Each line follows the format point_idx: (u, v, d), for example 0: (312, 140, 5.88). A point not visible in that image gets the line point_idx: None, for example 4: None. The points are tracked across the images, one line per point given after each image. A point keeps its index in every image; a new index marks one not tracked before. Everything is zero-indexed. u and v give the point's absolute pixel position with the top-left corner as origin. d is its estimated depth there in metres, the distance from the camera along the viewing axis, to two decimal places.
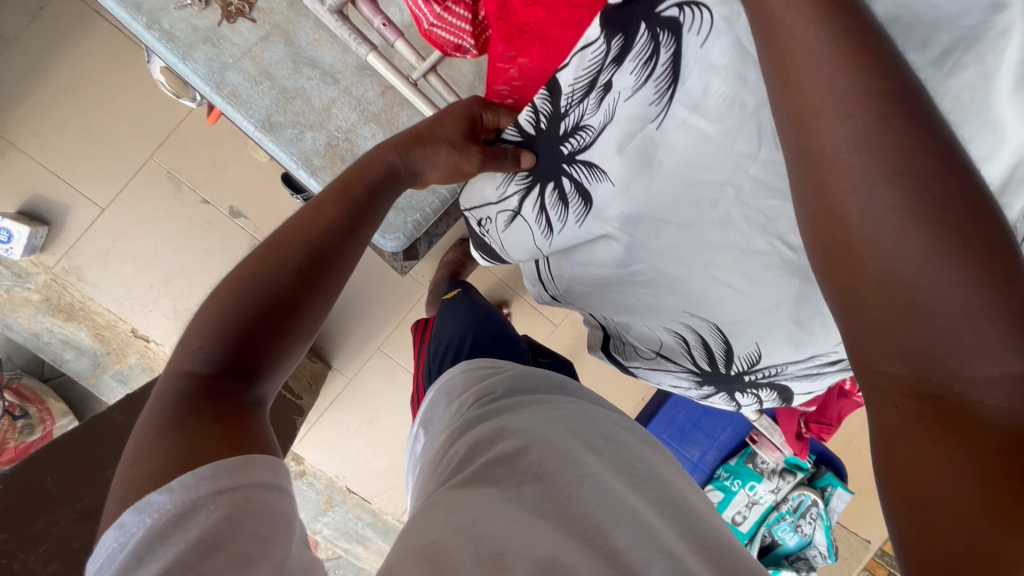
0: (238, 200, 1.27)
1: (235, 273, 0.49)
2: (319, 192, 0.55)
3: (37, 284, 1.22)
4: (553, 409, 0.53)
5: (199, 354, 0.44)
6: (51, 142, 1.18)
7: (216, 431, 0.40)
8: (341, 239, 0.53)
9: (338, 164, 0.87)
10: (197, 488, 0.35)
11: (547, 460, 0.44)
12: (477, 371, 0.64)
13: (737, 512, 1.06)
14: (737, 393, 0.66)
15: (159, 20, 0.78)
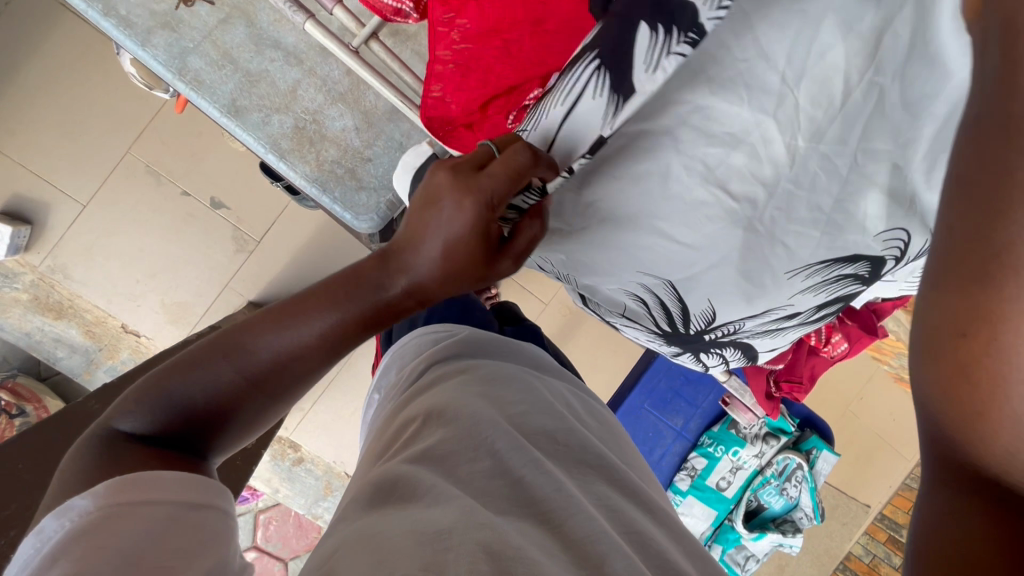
0: (219, 190, 1.26)
1: (190, 350, 0.46)
2: (307, 290, 0.47)
3: (25, 284, 1.23)
4: (501, 381, 0.53)
5: (139, 419, 0.44)
6: (27, 141, 1.18)
7: (144, 459, 0.41)
8: (315, 358, 0.47)
9: (306, 147, 0.85)
10: (119, 496, 0.36)
11: (498, 443, 0.42)
12: (429, 338, 0.65)
13: (722, 477, 1.08)
14: (700, 351, 0.69)
15: (115, 6, 0.76)
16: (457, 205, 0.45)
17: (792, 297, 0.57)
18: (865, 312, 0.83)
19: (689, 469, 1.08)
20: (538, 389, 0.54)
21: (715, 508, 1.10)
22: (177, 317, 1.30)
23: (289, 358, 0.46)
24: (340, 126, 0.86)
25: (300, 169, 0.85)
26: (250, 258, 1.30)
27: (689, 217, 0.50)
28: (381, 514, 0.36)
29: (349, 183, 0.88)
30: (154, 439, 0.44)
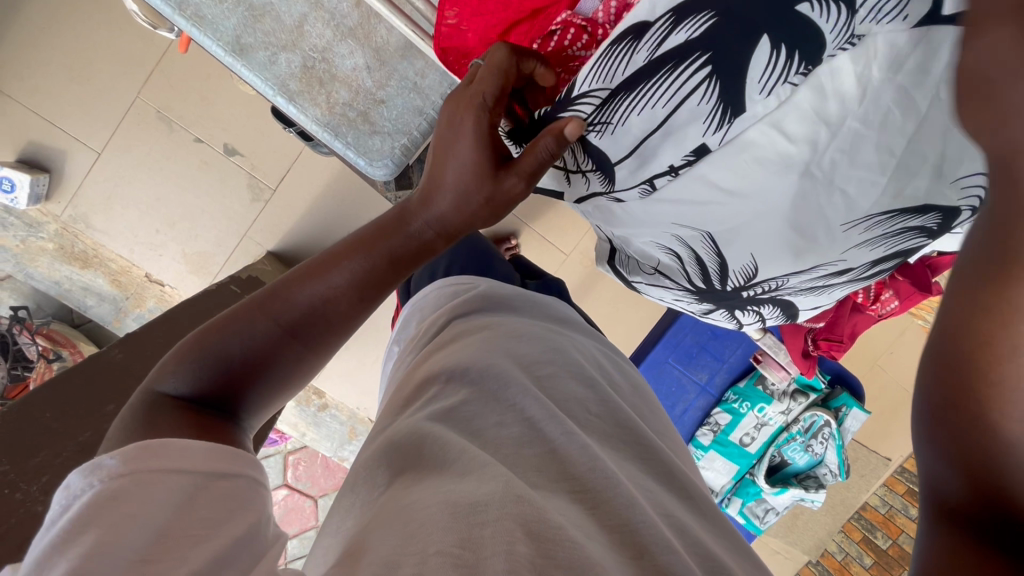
0: (231, 136, 1.23)
1: (230, 311, 0.48)
2: (336, 247, 0.50)
3: (49, 233, 1.24)
4: (527, 340, 0.52)
5: (178, 378, 0.45)
6: (37, 86, 1.15)
7: (174, 421, 0.41)
8: (348, 306, 0.50)
9: (316, 89, 0.81)
10: (145, 463, 0.35)
11: (530, 412, 0.42)
12: (451, 288, 0.66)
13: (746, 433, 1.07)
14: (736, 309, 0.70)
15: None
16: (460, 128, 0.49)
17: (844, 253, 0.54)
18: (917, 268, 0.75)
19: (712, 424, 1.09)
20: (569, 351, 0.53)
21: (737, 463, 1.10)
22: (199, 266, 1.31)
23: (322, 304, 0.49)
24: (350, 65, 0.80)
25: (311, 112, 0.82)
26: (267, 207, 1.28)
27: (732, 162, 0.47)
28: (410, 485, 0.36)
29: (362, 126, 0.84)
30: (191, 397, 0.45)
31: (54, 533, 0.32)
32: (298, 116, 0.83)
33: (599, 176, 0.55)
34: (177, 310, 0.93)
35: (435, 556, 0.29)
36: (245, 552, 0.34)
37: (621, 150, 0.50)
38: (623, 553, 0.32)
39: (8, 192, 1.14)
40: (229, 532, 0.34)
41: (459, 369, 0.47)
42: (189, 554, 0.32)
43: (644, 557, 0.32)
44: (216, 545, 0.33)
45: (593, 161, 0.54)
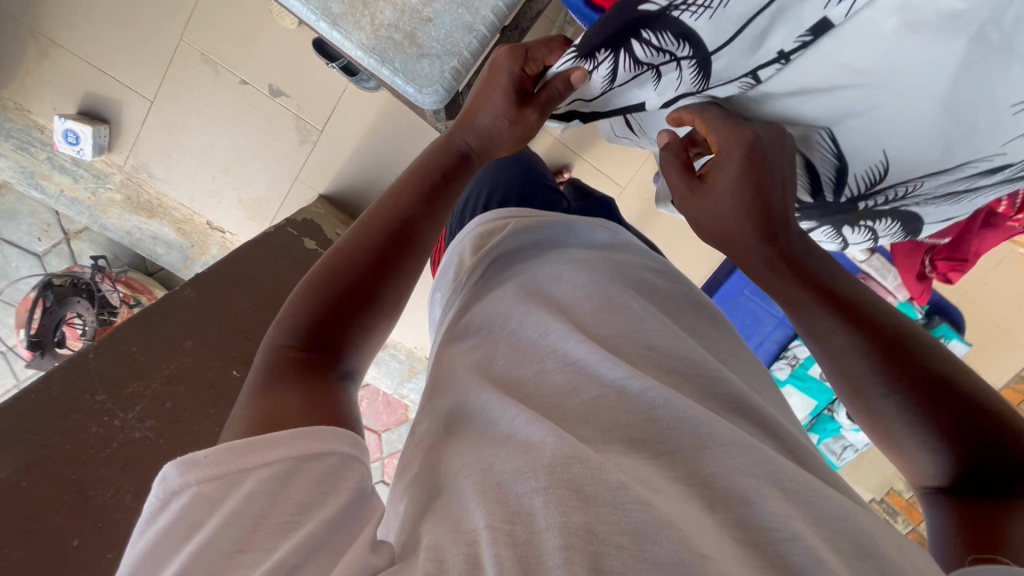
0: (275, 76, 1.20)
1: (327, 259, 0.48)
2: (394, 184, 0.54)
3: (116, 184, 1.28)
4: (582, 274, 0.49)
5: (296, 329, 0.44)
6: (87, 34, 1.15)
7: (280, 382, 0.40)
8: (423, 231, 0.51)
9: (360, 10, 0.76)
10: (246, 460, 0.33)
11: (576, 355, 0.40)
12: (490, 225, 0.62)
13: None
14: (844, 226, 0.66)
15: None
16: (494, 77, 0.57)
17: (1007, 144, 0.46)
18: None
19: (791, 357, 1.05)
20: (628, 282, 0.49)
21: (816, 398, 1.07)
22: (255, 212, 1.33)
23: (397, 235, 0.50)
24: None
25: (355, 37, 0.77)
26: (315, 149, 1.27)
27: (878, 34, 0.40)
28: (461, 449, 0.36)
29: (409, 50, 0.78)
30: (301, 341, 0.43)
31: (161, 540, 0.32)
32: (342, 44, 0.78)
33: (691, 67, 0.50)
34: (241, 253, 0.95)
35: (486, 530, 0.29)
36: (353, 519, 0.34)
37: (720, 37, 0.45)
38: (698, 502, 0.31)
39: (74, 144, 1.19)
40: (333, 510, 0.33)
41: (497, 325, 0.46)
42: (280, 545, 0.31)
43: (718, 508, 0.31)
44: (315, 528, 0.32)
45: (685, 46, 0.47)
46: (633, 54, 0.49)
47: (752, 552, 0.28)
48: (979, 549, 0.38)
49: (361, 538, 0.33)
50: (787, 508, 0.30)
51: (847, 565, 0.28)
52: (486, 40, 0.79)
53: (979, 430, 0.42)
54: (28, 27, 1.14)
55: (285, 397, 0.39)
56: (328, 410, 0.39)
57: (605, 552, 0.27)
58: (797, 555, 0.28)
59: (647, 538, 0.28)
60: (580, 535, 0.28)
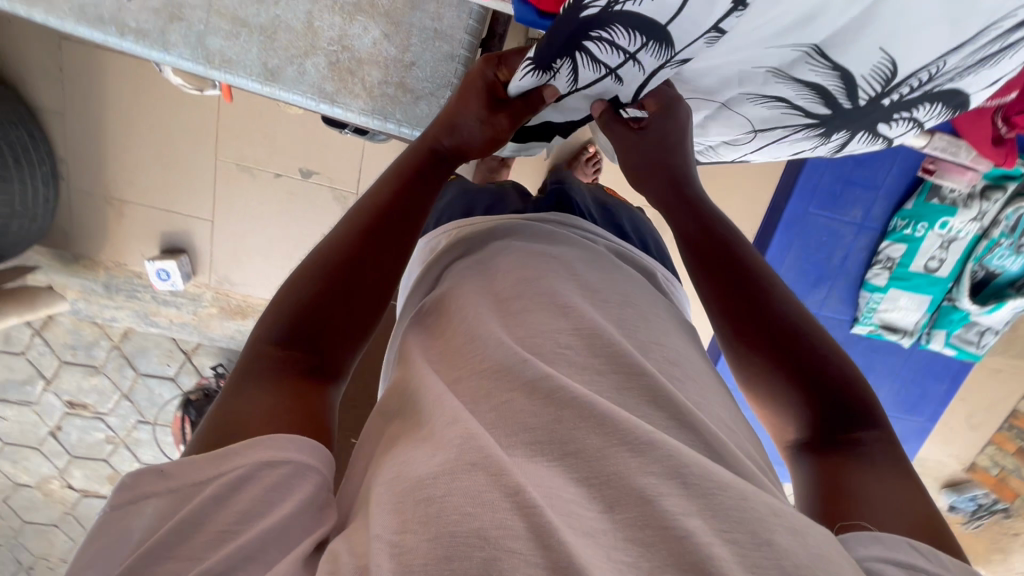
0: (303, 160, 1.29)
1: (314, 256, 0.51)
2: (377, 180, 0.56)
3: (210, 300, 1.44)
4: (512, 269, 0.53)
5: (284, 328, 0.46)
6: (146, 184, 1.31)
7: (257, 372, 0.44)
8: (392, 234, 0.53)
9: (349, 80, 0.80)
10: (202, 471, 0.37)
11: (487, 356, 0.44)
12: (443, 236, 0.65)
13: (930, 257, 0.97)
14: (879, 125, 0.63)
15: (125, 21, 0.76)
16: (469, 87, 0.59)
17: None
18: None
19: (885, 261, 1.01)
20: (557, 271, 0.52)
21: (928, 294, 1.01)
22: None
23: (369, 235, 0.52)
24: (369, 42, 0.78)
25: (356, 106, 0.82)
26: None
27: None
28: (402, 447, 0.41)
29: (404, 99, 0.82)
30: (286, 340, 0.46)
31: (114, 539, 0.36)
32: (345, 115, 0.83)
33: (651, 50, 0.51)
34: None
35: (376, 540, 0.33)
36: (293, 532, 0.36)
37: (667, 15, 0.46)
38: (594, 507, 0.35)
39: (167, 279, 1.35)
40: (274, 521, 0.36)
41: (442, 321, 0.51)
42: (212, 554, 0.35)
43: (614, 509, 0.34)
44: (258, 532, 0.35)
45: (641, 34, 0.49)
46: (590, 53, 0.53)
47: (641, 552, 0.32)
48: (844, 517, 0.41)
49: (296, 551, 0.36)
50: (684, 505, 0.34)
51: (734, 554, 0.32)
52: (469, 62, 0.80)
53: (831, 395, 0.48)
54: (102, 194, 1.32)
55: (262, 399, 0.42)
56: (303, 419, 0.42)
57: (496, 555, 0.31)
58: (689, 551, 0.31)
59: (530, 547, 0.31)
60: (471, 543, 0.32)
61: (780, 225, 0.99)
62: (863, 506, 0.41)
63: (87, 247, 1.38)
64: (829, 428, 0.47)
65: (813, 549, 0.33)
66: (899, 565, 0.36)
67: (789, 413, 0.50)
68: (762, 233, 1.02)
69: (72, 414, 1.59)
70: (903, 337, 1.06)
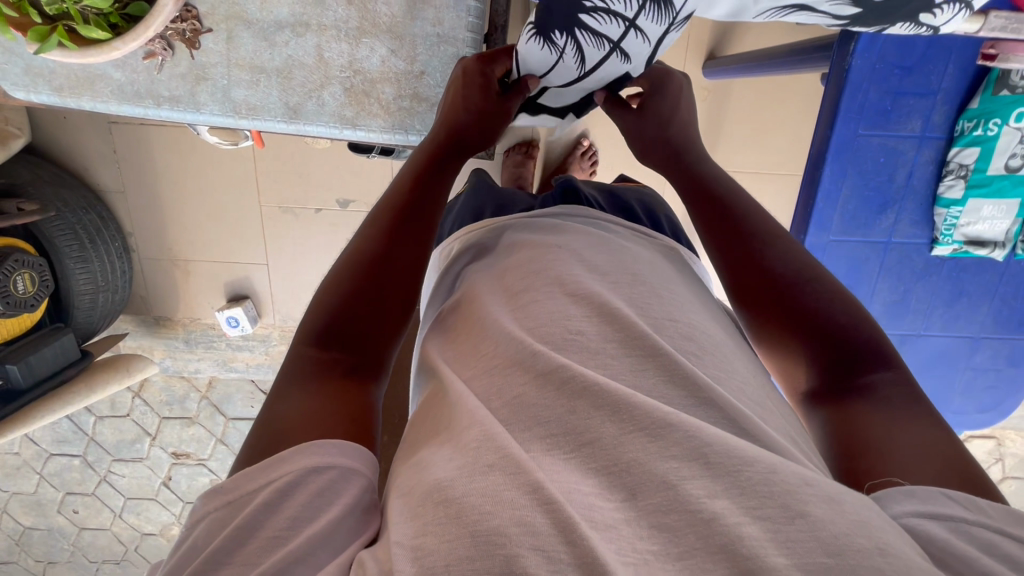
0: (339, 191, 1.35)
1: (340, 264, 0.54)
2: (394, 185, 0.60)
3: (277, 339, 1.53)
4: (515, 260, 0.55)
5: (319, 337, 0.50)
6: (204, 241, 1.41)
7: (309, 377, 0.48)
8: (415, 236, 0.56)
9: (366, 102, 0.82)
10: (257, 480, 0.40)
11: (497, 350, 0.46)
12: (454, 242, 0.67)
13: (1010, 156, 0.87)
14: (921, 14, 0.53)
15: (159, 91, 0.82)
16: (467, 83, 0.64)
17: None
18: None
19: (957, 170, 0.90)
20: (559, 254, 0.54)
21: (1015, 197, 0.90)
22: None
23: (390, 240, 0.55)
24: (378, 61, 0.80)
25: (376, 125, 0.83)
26: None
27: None
28: (423, 451, 0.43)
29: (421, 109, 0.83)
30: (323, 348, 0.50)
31: (183, 555, 0.39)
32: (368, 137, 0.85)
33: (649, 14, 0.52)
34: None
35: (396, 546, 0.35)
36: (340, 534, 0.39)
37: None
38: (614, 497, 0.36)
39: (236, 325, 1.45)
40: (322, 524, 0.38)
41: (460, 318, 0.53)
42: (265, 559, 0.37)
43: (637, 496, 0.35)
44: (311, 534, 0.38)
45: None
46: (589, 28, 0.54)
47: (668, 538, 0.33)
48: (876, 475, 0.43)
49: (342, 555, 0.38)
50: (710, 488, 0.35)
51: (765, 530, 0.32)
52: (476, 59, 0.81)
53: (846, 360, 0.50)
54: (168, 258, 1.43)
55: (303, 404, 0.45)
56: (348, 423, 0.44)
57: (525, 553, 0.33)
58: (718, 534, 0.32)
59: (554, 540, 0.33)
60: (492, 541, 0.33)
61: (830, 153, 0.91)
62: (895, 466, 0.42)
63: (165, 309, 1.50)
64: (844, 385, 0.49)
65: (851, 518, 0.33)
66: (930, 516, 0.38)
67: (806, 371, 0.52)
68: (810, 167, 0.93)
69: (178, 463, 1.70)
70: (993, 251, 0.95)
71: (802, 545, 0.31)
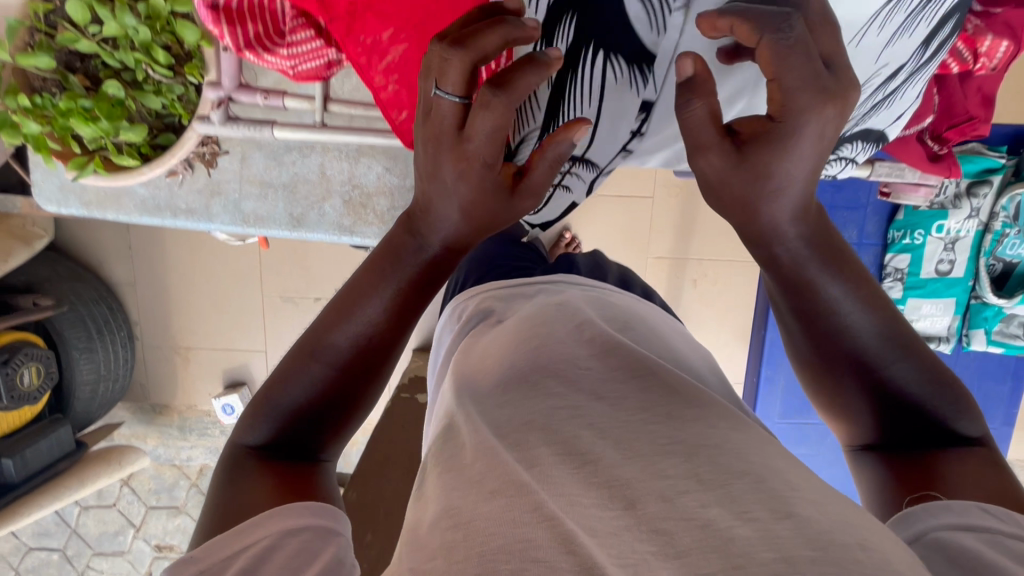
0: (338, 281, 1.42)
1: (292, 351, 0.47)
2: (366, 268, 0.47)
3: None
4: (523, 311, 0.49)
5: (271, 427, 0.46)
6: (206, 330, 1.46)
7: (251, 463, 0.44)
8: (391, 340, 0.47)
9: (364, 212, 0.91)
10: (228, 549, 0.37)
11: (510, 398, 0.40)
12: (455, 309, 0.59)
13: (938, 261, 1.01)
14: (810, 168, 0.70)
15: (177, 203, 0.91)
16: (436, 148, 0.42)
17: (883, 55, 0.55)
18: (1000, 24, 0.61)
19: (895, 273, 1.05)
20: (569, 304, 0.49)
21: (949, 297, 1.03)
22: None
23: (364, 346, 0.46)
24: (374, 176, 0.89)
25: (372, 231, 0.91)
26: None
27: None
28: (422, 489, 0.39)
29: None
30: (276, 441, 0.46)
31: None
32: (366, 242, 0.93)
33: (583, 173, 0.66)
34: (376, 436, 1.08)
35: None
36: None
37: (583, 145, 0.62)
38: (609, 507, 0.31)
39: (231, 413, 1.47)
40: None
41: (477, 362, 0.45)
42: None
43: (635, 505, 0.30)
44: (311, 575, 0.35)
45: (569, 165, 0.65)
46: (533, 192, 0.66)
47: (661, 541, 0.28)
48: (913, 488, 0.40)
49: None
50: (705, 497, 0.30)
51: (758, 528, 0.28)
52: None
53: (889, 392, 0.43)
54: (170, 345, 1.48)
55: (256, 487, 0.42)
56: (307, 490, 0.43)
57: (524, 565, 0.29)
58: (713, 536, 0.27)
59: (555, 552, 0.29)
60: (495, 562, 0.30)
61: None
62: (940, 480, 0.39)
63: (163, 396, 1.53)
64: (911, 416, 0.43)
65: (838, 516, 0.29)
66: (967, 529, 0.34)
67: (845, 417, 0.45)
68: None
69: (160, 558, 1.64)
70: (940, 344, 1.07)
71: (789, 538, 0.27)
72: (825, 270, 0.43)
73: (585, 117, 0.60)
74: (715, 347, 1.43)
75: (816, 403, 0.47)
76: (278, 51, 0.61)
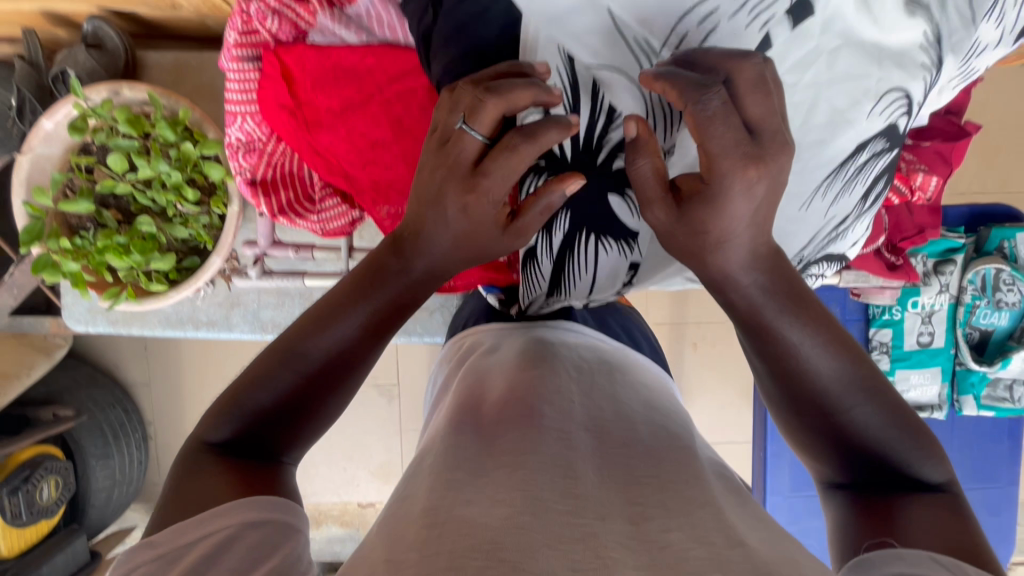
0: None
1: (266, 352, 0.48)
2: (347, 284, 0.48)
3: None
4: (516, 352, 0.52)
5: (238, 425, 0.47)
6: None
7: (209, 459, 0.46)
8: (366, 354, 0.49)
9: None
10: (190, 534, 0.40)
11: (500, 422, 0.42)
12: (454, 348, 0.64)
13: (919, 333, 1.07)
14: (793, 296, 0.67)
15: (198, 316, 0.97)
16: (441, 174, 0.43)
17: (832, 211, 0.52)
18: (930, 156, 0.67)
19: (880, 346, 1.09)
20: (558, 348, 0.52)
21: (934, 366, 1.08)
22: (388, 475, 1.48)
23: (339, 358, 0.48)
24: None
25: None
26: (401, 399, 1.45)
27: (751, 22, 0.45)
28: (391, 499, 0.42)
29: (421, 314, 0.96)
30: (244, 440, 0.47)
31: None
32: None
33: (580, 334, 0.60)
34: None
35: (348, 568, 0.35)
36: None
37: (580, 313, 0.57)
38: (578, 524, 0.33)
39: None
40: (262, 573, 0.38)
41: (474, 392, 0.48)
42: None
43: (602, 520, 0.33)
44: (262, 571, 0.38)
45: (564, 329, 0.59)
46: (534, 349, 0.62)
47: (622, 556, 0.31)
48: (874, 533, 0.42)
49: None
50: (666, 524, 0.33)
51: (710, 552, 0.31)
52: None
53: (859, 430, 0.45)
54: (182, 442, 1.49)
55: (220, 478, 0.44)
56: (269, 486, 0.45)
57: (490, 564, 0.30)
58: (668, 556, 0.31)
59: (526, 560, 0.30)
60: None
61: None
62: (898, 526, 0.42)
63: None
64: (880, 460, 0.45)
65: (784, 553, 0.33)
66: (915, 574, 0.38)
67: (816, 456, 0.47)
68: None
69: None
70: (933, 412, 1.10)
71: None
72: (797, 318, 0.43)
73: (578, 288, 0.53)
74: (721, 407, 1.46)
75: (781, 426, 0.49)
76: (311, 218, 0.72)
